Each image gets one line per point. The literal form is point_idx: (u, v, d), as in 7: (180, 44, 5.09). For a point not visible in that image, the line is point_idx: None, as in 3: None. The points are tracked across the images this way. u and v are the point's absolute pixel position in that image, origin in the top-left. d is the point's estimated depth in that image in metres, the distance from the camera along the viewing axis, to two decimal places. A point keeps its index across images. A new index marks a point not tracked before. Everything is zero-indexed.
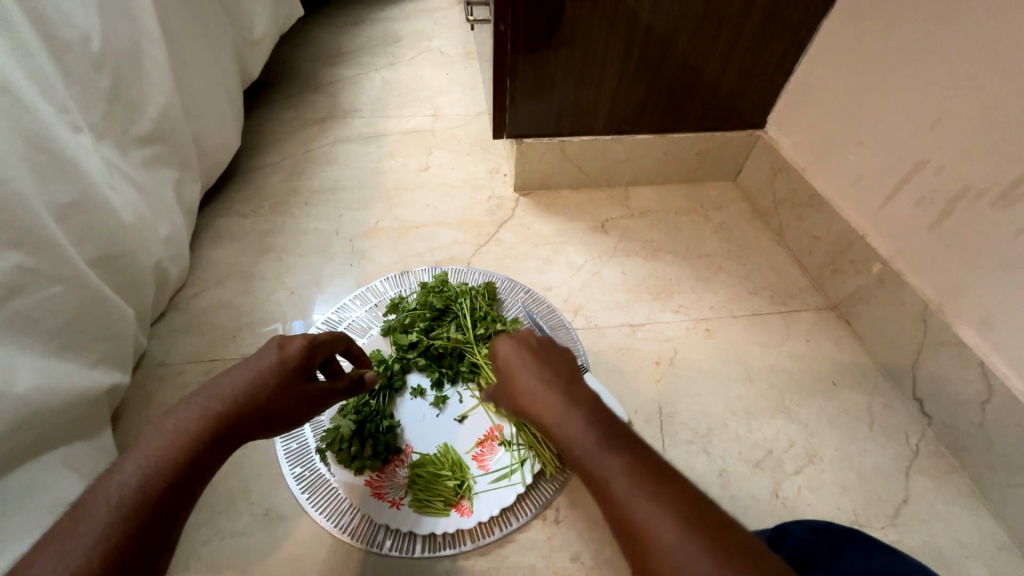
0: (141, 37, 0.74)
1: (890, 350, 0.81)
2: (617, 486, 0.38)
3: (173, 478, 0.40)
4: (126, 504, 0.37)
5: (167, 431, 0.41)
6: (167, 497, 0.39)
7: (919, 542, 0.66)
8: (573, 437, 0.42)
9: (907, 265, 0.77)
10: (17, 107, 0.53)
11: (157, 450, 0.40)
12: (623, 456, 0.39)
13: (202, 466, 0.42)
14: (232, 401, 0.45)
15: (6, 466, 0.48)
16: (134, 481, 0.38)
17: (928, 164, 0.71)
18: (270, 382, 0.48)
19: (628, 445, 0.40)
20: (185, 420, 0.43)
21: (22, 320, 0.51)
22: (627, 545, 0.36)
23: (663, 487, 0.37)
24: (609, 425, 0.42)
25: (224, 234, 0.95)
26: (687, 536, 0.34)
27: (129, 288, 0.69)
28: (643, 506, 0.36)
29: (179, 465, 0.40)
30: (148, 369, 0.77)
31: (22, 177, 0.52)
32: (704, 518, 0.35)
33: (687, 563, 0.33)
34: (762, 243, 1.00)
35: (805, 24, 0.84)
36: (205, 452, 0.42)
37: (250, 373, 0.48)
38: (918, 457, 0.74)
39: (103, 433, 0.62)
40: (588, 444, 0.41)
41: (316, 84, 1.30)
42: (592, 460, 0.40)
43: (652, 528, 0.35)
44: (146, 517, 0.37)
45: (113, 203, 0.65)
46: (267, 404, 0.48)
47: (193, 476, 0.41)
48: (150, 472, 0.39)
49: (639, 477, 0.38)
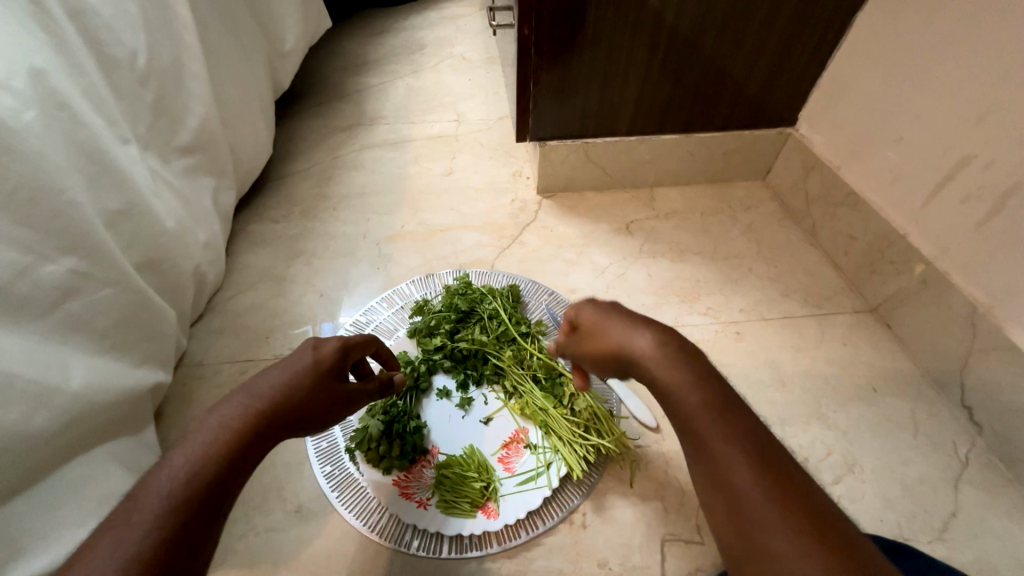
0: (182, 53, 0.78)
1: (936, 355, 0.77)
2: (723, 454, 0.37)
3: (219, 471, 0.41)
4: (176, 494, 0.39)
5: (212, 427, 0.43)
6: (214, 489, 0.41)
7: (971, 558, 0.63)
8: (681, 391, 0.41)
9: (953, 266, 0.73)
10: (72, 121, 0.57)
11: (204, 444, 0.42)
12: (731, 427, 0.38)
13: (247, 459, 0.43)
14: (271, 399, 0.47)
15: (63, 458, 0.51)
16: (184, 472, 0.40)
17: (975, 160, 0.68)
18: (307, 383, 0.50)
19: (738, 416, 0.39)
20: (230, 417, 0.44)
21: (76, 321, 0.54)
22: (718, 510, 0.37)
23: (770, 466, 0.37)
24: (718, 387, 0.41)
25: (257, 239, 0.98)
26: (790, 516, 0.34)
27: (171, 291, 0.72)
28: (747, 481, 0.36)
29: (226, 459, 0.42)
30: (187, 368, 0.80)
31: (76, 187, 0.56)
32: (811, 505, 0.34)
33: (786, 541, 0.33)
34: (793, 244, 0.97)
35: (837, 18, 0.82)
36: (248, 447, 0.44)
37: (290, 372, 0.49)
38: (968, 468, 0.70)
39: (146, 429, 0.65)
40: (696, 401, 0.40)
41: (343, 93, 1.34)
42: (701, 419, 0.39)
43: (755, 500, 0.35)
44: (196, 507, 0.39)
45: (157, 210, 0.68)
46: (305, 402, 0.49)
47: (237, 471, 0.42)
48: (196, 465, 0.41)
49: (746, 449, 0.37)
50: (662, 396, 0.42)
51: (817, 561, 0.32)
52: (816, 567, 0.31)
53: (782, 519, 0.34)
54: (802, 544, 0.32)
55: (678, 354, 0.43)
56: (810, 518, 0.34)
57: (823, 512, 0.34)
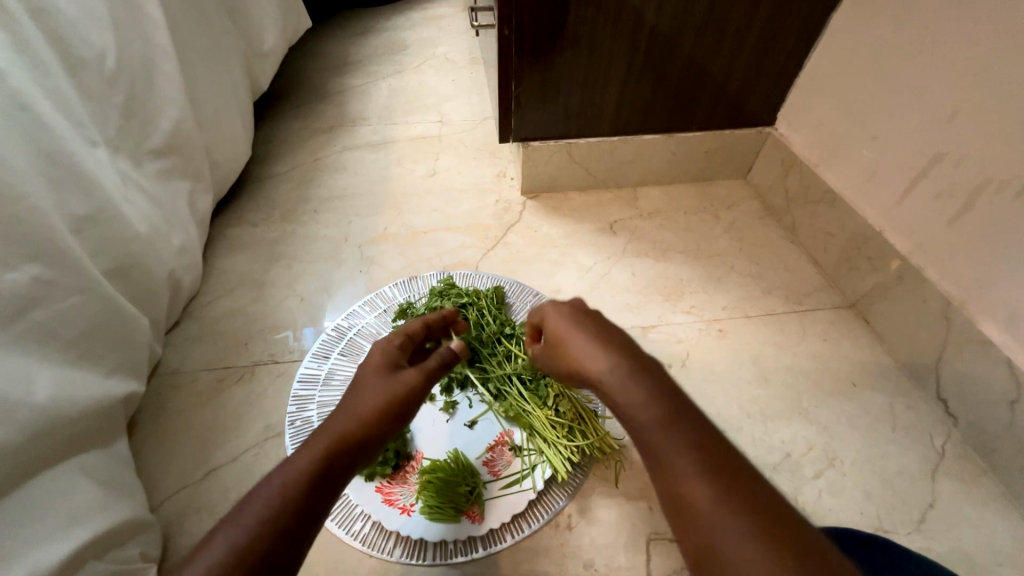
0: (153, 52, 0.75)
1: (912, 348, 0.78)
2: (680, 463, 0.37)
3: (293, 527, 0.38)
4: (246, 556, 0.36)
5: (285, 476, 0.40)
6: (292, 543, 0.38)
7: (947, 548, 0.64)
8: (634, 404, 0.40)
9: (926, 261, 0.75)
10: (35, 123, 0.55)
11: (276, 494, 0.39)
12: (688, 434, 0.38)
13: (322, 507, 0.40)
14: (348, 437, 0.44)
15: (28, 473, 0.49)
16: (254, 531, 0.37)
17: (946, 157, 0.70)
18: (393, 412, 0.47)
19: (693, 423, 0.39)
20: (306, 465, 0.41)
21: (39, 331, 0.52)
22: (675, 522, 0.36)
23: (726, 471, 0.36)
24: (675, 397, 0.41)
25: (236, 243, 0.97)
26: (743, 517, 0.34)
27: (143, 297, 0.70)
28: (704, 488, 0.35)
29: (299, 510, 0.39)
30: (162, 377, 0.78)
31: (39, 191, 0.54)
32: (770, 509, 0.34)
33: (752, 557, 0.32)
34: (774, 241, 0.98)
35: (813, 18, 0.83)
36: (320, 492, 0.40)
37: (375, 402, 0.46)
38: (944, 459, 0.71)
39: (117, 441, 0.62)
40: (651, 414, 0.39)
41: (325, 94, 1.32)
42: (654, 435, 0.39)
43: (716, 516, 0.34)
44: (276, 563, 0.37)
45: (128, 215, 0.66)
46: (382, 434, 0.46)
47: (321, 497, 0.41)
48: (267, 519, 0.38)
49: (704, 457, 0.37)
50: (620, 410, 0.42)
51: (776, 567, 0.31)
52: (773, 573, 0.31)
53: (736, 526, 0.33)
54: (760, 550, 0.32)
55: (635, 368, 0.43)
56: (770, 525, 0.33)
57: (787, 521, 0.33)
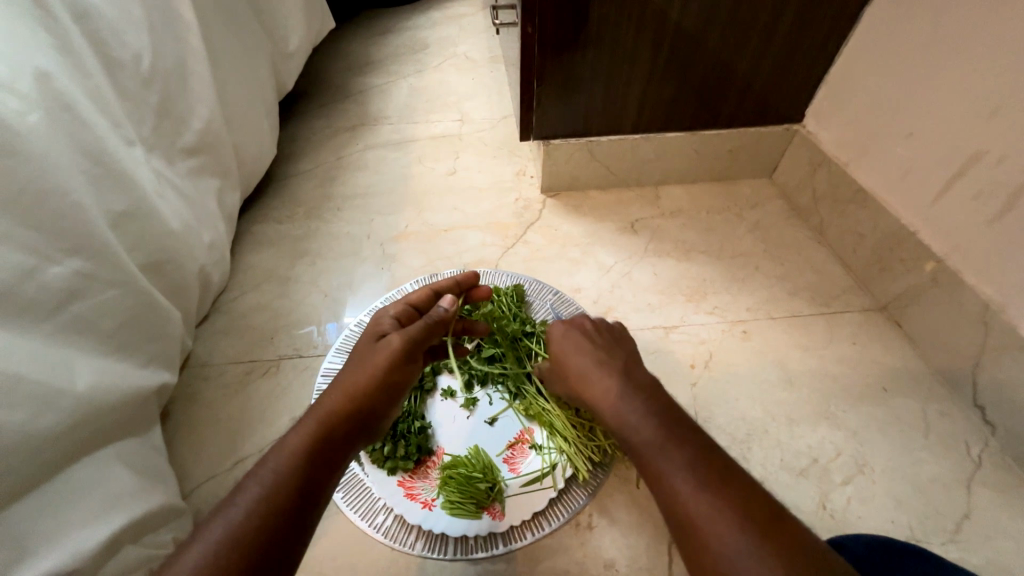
0: (185, 54, 0.78)
1: (947, 353, 0.76)
2: (676, 479, 0.41)
3: (293, 497, 0.42)
4: (251, 526, 0.39)
5: (280, 455, 0.44)
6: (297, 512, 0.42)
7: (984, 561, 0.62)
8: (630, 425, 0.46)
9: (964, 264, 0.72)
10: (77, 123, 0.57)
11: (274, 471, 0.43)
12: (683, 451, 0.42)
13: (320, 477, 0.44)
14: (336, 414, 0.48)
15: (69, 459, 0.51)
16: (256, 504, 0.41)
17: (987, 155, 0.67)
18: (377, 386, 0.51)
19: (689, 441, 0.43)
20: (297, 444, 0.44)
21: (79, 323, 0.54)
22: (678, 536, 0.40)
23: (721, 484, 0.40)
24: (671, 419, 0.45)
25: (262, 239, 0.99)
26: (738, 527, 0.37)
27: (174, 292, 0.72)
28: (699, 501, 0.39)
29: (298, 484, 0.43)
30: (192, 369, 0.80)
31: (81, 188, 0.56)
32: (762, 518, 0.38)
33: (742, 558, 0.36)
34: (800, 242, 0.96)
35: (845, 12, 0.81)
36: (315, 467, 0.44)
37: (359, 380, 0.50)
38: (981, 469, 0.68)
39: (150, 430, 0.64)
40: (648, 434, 0.44)
41: (347, 93, 1.34)
42: (650, 451, 0.43)
43: (708, 523, 0.38)
44: (281, 530, 0.40)
45: (161, 211, 0.68)
46: (370, 409, 0.50)
47: (321, 472, 0.44)
48: (267, 494, 0.41)
49: (699, 471, 0.41)
50: (622, 434, 0.47)
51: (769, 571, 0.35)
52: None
53: (730, 534, 0.37)
54: (753, 557, 0.35)
55: (632, 394, 0.48)
56: (761, 533, 0.37)
57: (773, 523, 0.37)
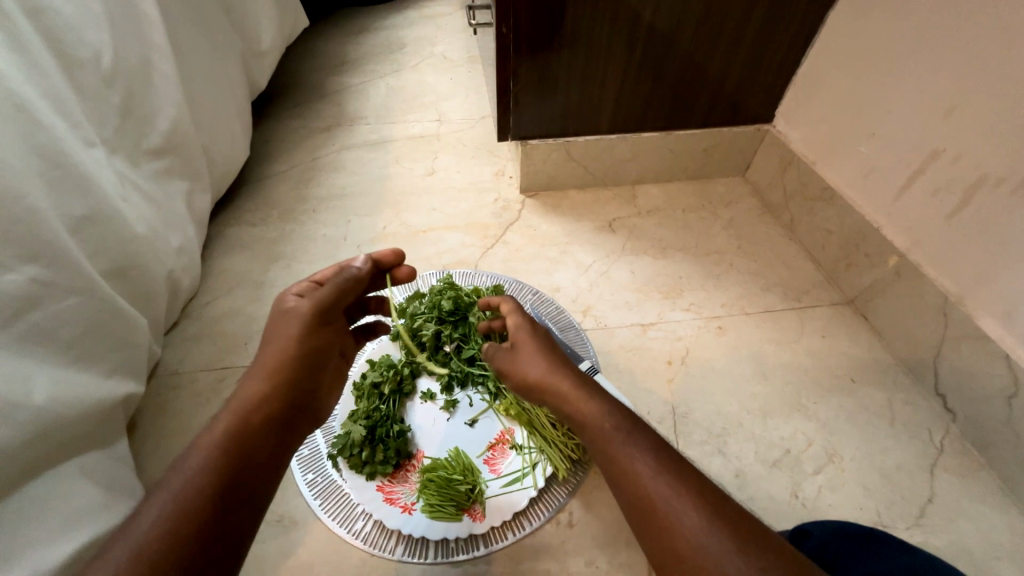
0: (149, 51, 0.75)
1: (910, 344, 0.79)
2: (638, 467, 0.43)
3: (216, 493, 0.41)
4: (172, 530, 0.38)
5: (194, 458, 0.42)
6: (224, 508, 0.41)
7: (947, 543, 0.64)
8: (593, 418, 0.48)
9: (924, 258, 0.75)
10: (32, 123, 0.54)
11: (194, 468, 0.42)
12: (642, 441, 0.45)
13: (248, 469, 0.44)
14: (254, 406, 0.47)
15: (28, 475, 0.48)
16: (175, 507, 0.39)
17: (944, 153, 0.70)
18: (295, 372, 0.51)
19: (646, 433, 0.46)
20: (215, 443, 0.44)
21: (38, 332, 0.52)
22: (641, 522, 0.41)
23: (678, 470, 0.42)
24: (628, 413, 0.48)
25: (234, 243, 0.96)
26: (697, 508, 0.39)
27: (140, 298, 0.69)
28: (660, 486, 0.41)
29: (221, 480, 0.42)
30: (162, 378, 0.78)
31: (37, 192, 0.54)
32: (717, 501, 0.40)
33: (701, 537, 0.38)
34: (772, 238, 0.98)
35: (810, 16, 0.83)
36: (239, 460, 0.44)
37: (271, 364, 0.50)
38: (943, 455, 0.71)
39: (116, 442, 0.62)
40: (609, 426, 0.46)
41: (322, 93, 1.32)
42: (614, 441, 0.45)
43: (666, 504, 0.40)
44: (210, 527, 0.40)
45: (126, 215, 0.65)
46: (293, 391, 0.50)
47: (247, 464, 0.44)
48: (185, 496, 0.40)
49: (659, 459, 0.43)
50: (584, 428, 0.48)
51: (725, 546, 0.37)
52: (724, 552, 0.37)
53: (689, 515, 0.39)
54: (711, 534, 0.38)
55: (591, 392, 0.50)
56: (717, 512, 0.39)
57: (727, 504, 0.40)
